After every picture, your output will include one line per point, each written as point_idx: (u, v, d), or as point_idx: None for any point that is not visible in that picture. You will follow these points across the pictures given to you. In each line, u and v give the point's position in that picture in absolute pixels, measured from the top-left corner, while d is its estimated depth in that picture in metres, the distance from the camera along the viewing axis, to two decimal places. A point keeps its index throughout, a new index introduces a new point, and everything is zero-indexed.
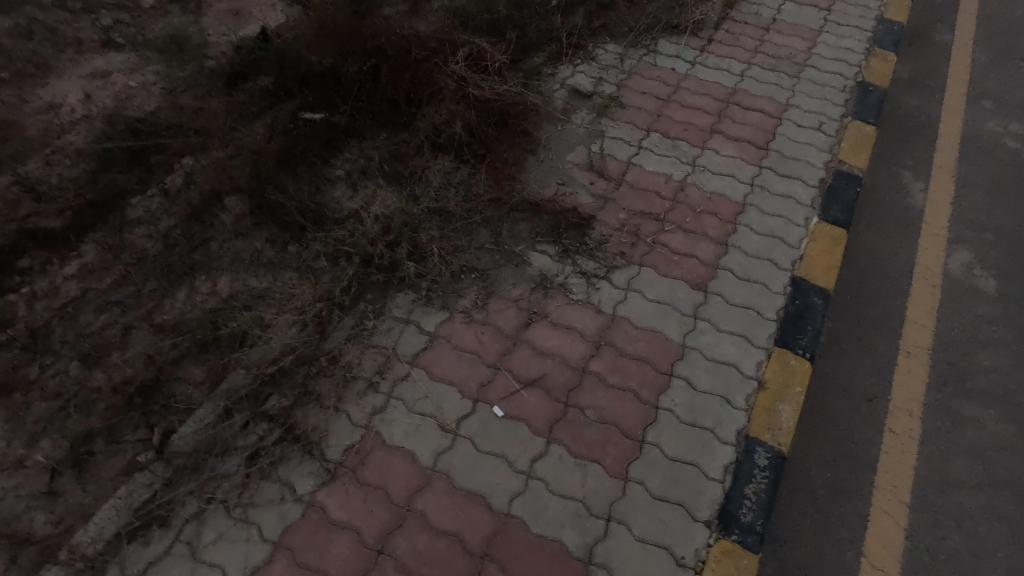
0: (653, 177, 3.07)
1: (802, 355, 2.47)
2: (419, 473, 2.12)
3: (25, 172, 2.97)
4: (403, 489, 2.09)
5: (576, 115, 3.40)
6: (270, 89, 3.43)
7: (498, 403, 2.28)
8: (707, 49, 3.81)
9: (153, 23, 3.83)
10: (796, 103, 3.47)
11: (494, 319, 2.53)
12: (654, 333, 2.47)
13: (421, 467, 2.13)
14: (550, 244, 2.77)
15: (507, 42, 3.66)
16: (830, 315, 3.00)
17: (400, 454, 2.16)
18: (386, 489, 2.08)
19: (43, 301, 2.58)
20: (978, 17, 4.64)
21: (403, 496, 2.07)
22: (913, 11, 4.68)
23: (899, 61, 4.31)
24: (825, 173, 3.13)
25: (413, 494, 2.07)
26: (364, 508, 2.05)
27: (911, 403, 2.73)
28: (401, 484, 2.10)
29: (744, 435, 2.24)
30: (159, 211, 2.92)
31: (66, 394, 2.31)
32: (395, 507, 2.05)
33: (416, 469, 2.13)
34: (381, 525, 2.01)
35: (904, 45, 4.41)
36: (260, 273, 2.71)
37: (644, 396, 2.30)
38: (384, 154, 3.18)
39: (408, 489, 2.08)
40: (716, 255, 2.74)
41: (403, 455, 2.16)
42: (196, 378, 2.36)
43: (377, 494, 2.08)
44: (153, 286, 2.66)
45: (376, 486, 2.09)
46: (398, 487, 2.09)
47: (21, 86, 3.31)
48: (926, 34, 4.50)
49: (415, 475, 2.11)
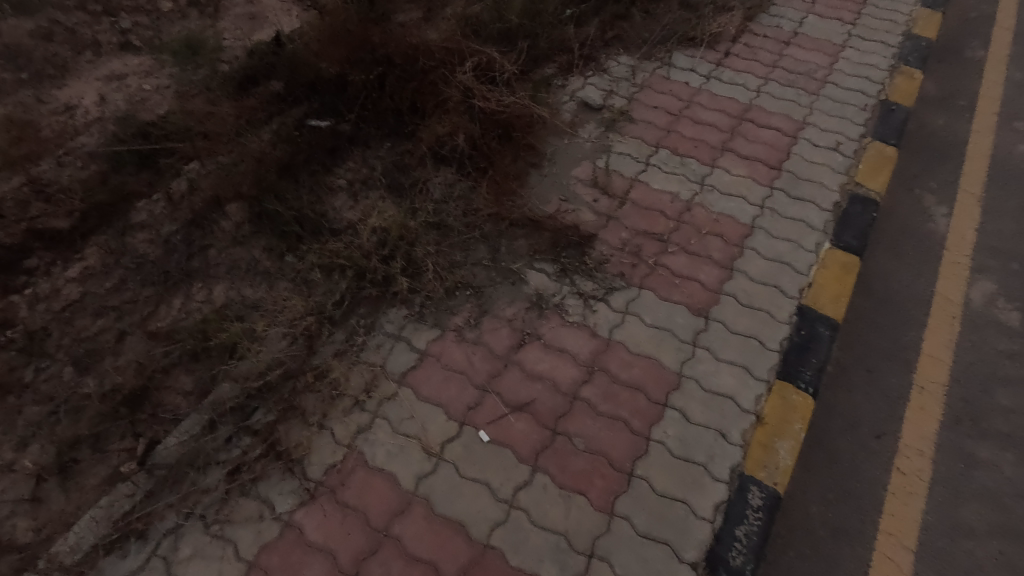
0: (659, 196, 2.99)
1: (804, 390, 2.34)
2: (397, 495, 2.08)
3: (36, 173, 3.02)
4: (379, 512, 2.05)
5: (583, 129, 3.33)
6: (280, 95, 3.44)
7: (485, 426, 2.23)
8: (723, 63, 3.70)
9: (171, 26, 3.88)
10: (813, 121, 3.34)
11: (486, 338, 2.48)
12: (651, 360, 2.39)
13: (399, 488, 2.09)
14: (549, 262, 2.71)
15: (517, 52, 3.61)
16: (842, 343, 2.88)
17: (377, 475, 2.12)
18: (362, 511, 2.05)
19: (44, 303, 2.61)
20: (1014, 33, 4.43)
21: (379, 519, 2.04)
22: (945, 25, 4.48)
23: (926, 78, 4.14)
24: (840, 197, 2.98)
25: (389, 517, 2.04)
26: (338, 529, 2.01)
27: (921, 441, 2.60)
28: (377, 507, 2.06)
29: (738, 472, 2.12)
30: (162, 216, 2.93)
31: (58, 399, 2.33)
32: (371, 529, 2.01)
33: (394, 492, 2.09)
34: (354, 549, 1.98)
35: (932, 61, 4.24)
36: (255, 283, 2.70)
37: (635, 426, 2.22)
38: (386, 165, 3.15)
39: (383, 512, 2.04)
40: (720, 279, 2.65)
41: (381, 477, 2.12)
42: (185, 389, 2.35)
43: (354, 516, 2.04)
44: (150, 292, 2.67)
45: (354, 508, 2.05)
46: (374, 510, 2.05)
47: (39, 87, 3.38)
48: (957, 50, 4.32)
49: (392, 498, 2.07)
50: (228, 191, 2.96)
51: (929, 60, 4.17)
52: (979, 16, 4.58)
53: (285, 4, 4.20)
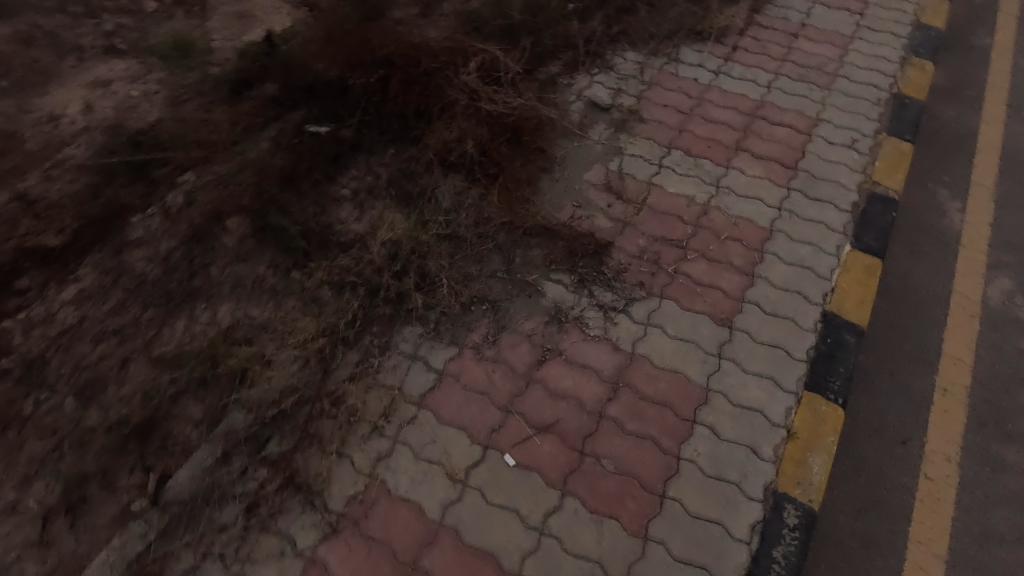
0: (674, 200, 2.91)
1: (834, 402, 2.29)
2: (425, 524, 2.02)
3: (24, 189, 2.87)
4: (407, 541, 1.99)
5: (593, 130, 3.23)
6: (276, 99, 3.28)
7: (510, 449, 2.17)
8: (732, 58, 3.61)
9: (157, 26, 3.69)
10: (827, 117, 3.27)
11: (506, 355, 2.40)
12: (676, 373, 2.33)
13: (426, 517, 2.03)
14: (566, 272, 2.63)
15: (521, 50, 3.49)
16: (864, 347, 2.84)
17: (403, 504, 2.06)
18: (389, 543, 1.98)
19: (40, 329, 2.49)
20: (1020, 20, 4.38)
21: (407, 549, 1.98)
22: (951, 12, 4.41)
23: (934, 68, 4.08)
24: (858, 196, 2.93)
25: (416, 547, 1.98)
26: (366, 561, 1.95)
27: (948, 446, 2.57)
28: (403, 537, 1.99)
29: (772, 489, 2.07)
30: (159, 231, 2.80)
31: (61, 432, 2.22)
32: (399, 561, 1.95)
33: (420, 521, 2.02)
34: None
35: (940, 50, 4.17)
36: (262, 301, 2.60)
37: (665, 445, 2.16)
38: (392, 173, 3.04)
39: (411, 543, 1.98)
40: (741, 286, 2.58)
41: (406, 505, 2.05)
42: (195, 418, 2.25)
43: (381, 548, 1.97)
44: (152, 314, 2.55)
45: (380, 540, 1.99)
46: (401, 540, 1.99)
47: (21, 96, 3.21)
48: (965, 38, 4.25)
49: (419, 527, 2.01)
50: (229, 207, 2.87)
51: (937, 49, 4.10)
52: (984, 2, 4.52)
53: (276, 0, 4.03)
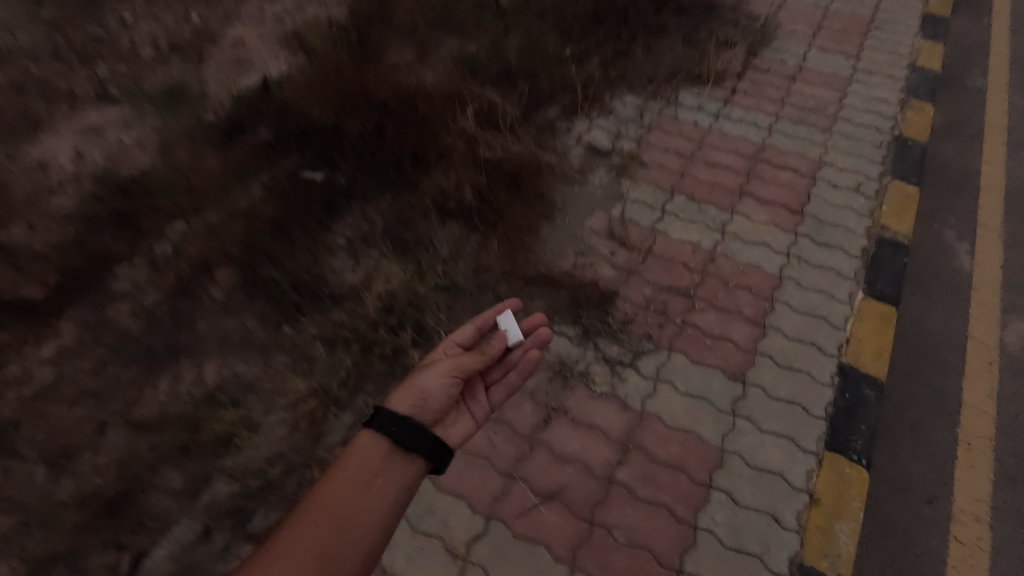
0: (679, 246, 2.82)
1: (857, 462, 2.18)
2: (405, 476, 1.66)
3: (5, 239, 2.75)
4: (443, 430, 1.84)
5: (593, 175, 3.16)
6: (269, 144, 3.16)
7: (519, 371, 2.03)
8: (731, 101, 3.60)
9: (150, 71, 3.55)
10: (830, 160, 3.26)
11: (507, 415, 2.25)
12: (689, 434, 2.20)
13: (419, 472, 1.68)
14: (570, 324, 2.52)
15: (519, 95, 3.44)
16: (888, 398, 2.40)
17: (372, 425, 1.69)
18: (413, 433, 1.68)
19: (15, 390, 2.37)
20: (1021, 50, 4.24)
21: (442, 404, 1.84)
22: (956, 40, 4.28)
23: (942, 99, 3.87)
24: (868, 241, 2.89)
25: (449, 453, 1.74)
26: (327, 513, 1.54)
27: (977, 505, 2.39)
28: (450, 365, 1.87)
29: (797, 563, 1.94)
30: (146, 284, 2.68)
31: (28, 506, 2.08)
32: (380, 529, 1.57)
33: (396, 474, 1.63)
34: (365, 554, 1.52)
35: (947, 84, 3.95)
36: (249, 357, 2.46)
37: (680, 513, 2.02)
38: (388, 222, 2.91)
39: (391, 515, 1.59)
40: (753, 338, 2.48)
41: (382, 426, 1.67)
42: (174, 487, 2.13)
43: (340, 492, 1.57)
44: (134, 374, 2.42)
45: (396, 421, 1.68)
46: (440, 371, 1.84)
47: (9, 143, 3.13)
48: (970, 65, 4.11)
49: (424, 453, 1.69)
50: (248, 243, 2.75)
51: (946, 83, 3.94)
52: (994, 29, 4.40)
53: (269, 42, 3.81)
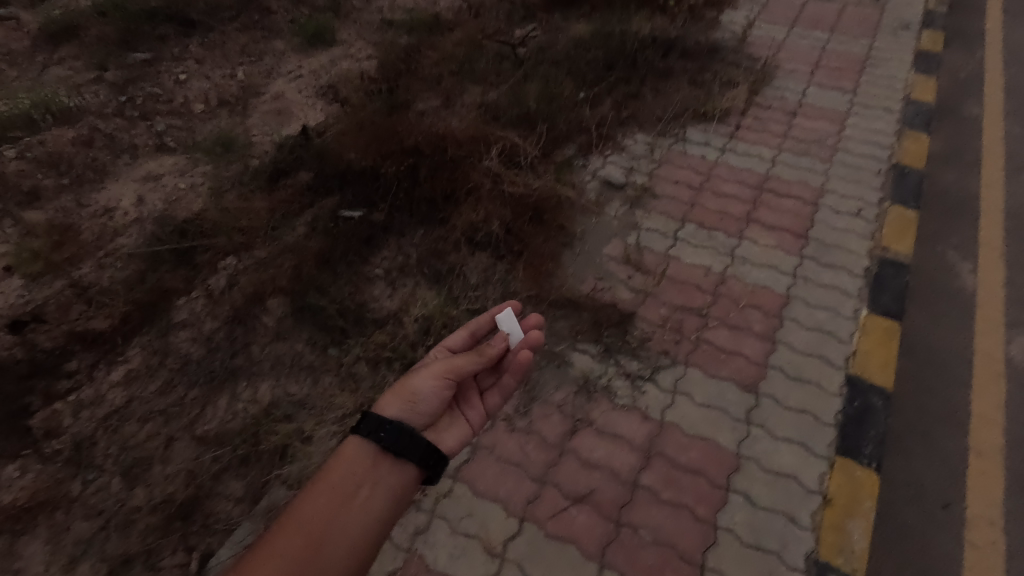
0: (691, 270, 3.03)
1: (867, 466, 2.34)
2: (394, 484, 1.65)
3: (79, 277, 3.06)
4: (435, 434, 1.88)
5: (609, 207, 3.41)
6: (311, 186, 3.46)
7: (511, 374, 2.06)
8: (736, 136, 3.86)
9: (203, 124, 3.94)
10: (831, 188, 3.48)
11: (537, 426, 2.44)
12: (707, 441, 2.36)
13: (409, 478, 1.68)
14: (592, 342, 2.72)
15: (538, 135, 3.72)
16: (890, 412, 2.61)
17: (359, 431, 1.68)
18: (400, 437, 1.68)
19: (88, 410, 2.61)
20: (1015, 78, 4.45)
21: (434, 406, 1.88)
22: (950, 73, 4.51)
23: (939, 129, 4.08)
24: (870, 262, 3.09)
25: (441, 461, 1.75)
26: (307, 526, 1.51)
27: (991, 510, 2.39)
28: (445, 367, 1.88)
29: (814, 558, 2.09)
30: (203, 312, 2.94)
31: (107, 513, 2.32)
32: (363, 538, 1.55)
33: (383, 480, 1.63)
34: (345, 566, 1.49)
35: (944, 114, 4.17)
36: (300, 378, 2.71)
37: (701, 513, 2.18)
38: (422, 253, 3.18)
39: (374, 524, 1.57)
40: (765, 352, 2.65)
41: (369, 433, 1.67)
42: (236, 495, 2.37)
43: (325, 498, 1.56)
44: (196, 394, 2.67)
45: (384, 427, 1.68)
46: (434, 374, 1.87)
47: (80, 192, 3.49)
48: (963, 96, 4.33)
49: (413, 459, 1.69)
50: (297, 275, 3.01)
51: (943, 117, 4.16)
52: (987, 61, 4.62)
53: (308, 93, 4.18)
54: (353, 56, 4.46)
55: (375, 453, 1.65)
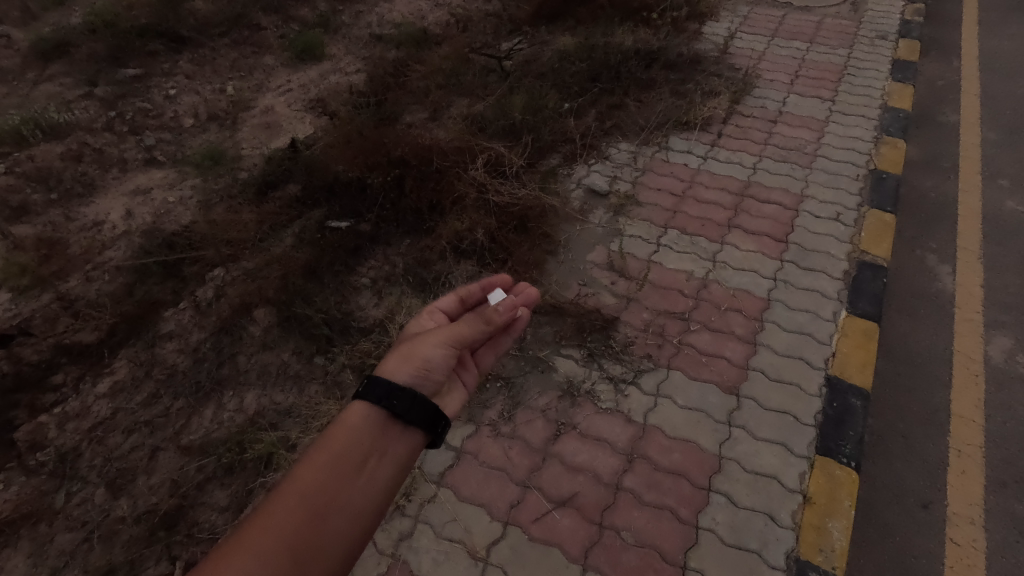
0: (674, 275, 3.08)
1: (847, 465, 2.36)
2: (403, 457, 1.34)
3: (66, 290, 3.08)
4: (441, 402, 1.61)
5: (592, 215, 3.46)
6: (298, 197, 3.50)
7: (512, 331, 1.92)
8: (717, 144, 3.93)
9: (193, 139, 3.98)
10: (811, 193, 3.54)
11: (521, 432, 2.46)
12: (689, 443, 2.39)
13: (419, 450, 1.37)
14: (576, 347, 2.74)
15: (523, 146, 3.79)
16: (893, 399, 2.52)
17: (365, 393, 1.35)
18: (414, 404, 1.37)
19: (74, 422, 2.62)
20: (990, 86, 4.54)
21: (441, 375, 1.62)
22: (925, 82, 4.62)
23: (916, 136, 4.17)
24: (848, 264, 3.14)
25: (445, 425, 1.47)
26: (303, 503, 1.19)
27: (971, 508, 2.41)
28: (452, 334, 1.63)
29: (794, 556, 2.11)
30: (190, 324, 2.96)
31: (91, 524, 2.32)
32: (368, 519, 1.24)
33: (393, 452, 1.32)
34: (347, 550, 1.19)
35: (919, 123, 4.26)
36: (285, 387, 2.72)
37: (683, 514, 2.20)
38: (408, 262, 3.21)
39: (381, 504, 1.26)
40: (746, 355, 2.69)
41: (376, 397, 1.35)
42: (220, 504, 2.36)
43: (323, 472, 1.23)
44: (181, 404, 2.67)
45: (395, 393, 1.37)
46: (442, 341, 1.60)
47: (69, 206, 3.52)
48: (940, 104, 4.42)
49: (422, 426, 1.38)
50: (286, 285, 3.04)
51: (920, 124, 4.25)
52: (962, 69, 4.73)
53: (297, 107, 4.23)
54: (342, 70, 4.53)
55: (385, 420, 1.34)
